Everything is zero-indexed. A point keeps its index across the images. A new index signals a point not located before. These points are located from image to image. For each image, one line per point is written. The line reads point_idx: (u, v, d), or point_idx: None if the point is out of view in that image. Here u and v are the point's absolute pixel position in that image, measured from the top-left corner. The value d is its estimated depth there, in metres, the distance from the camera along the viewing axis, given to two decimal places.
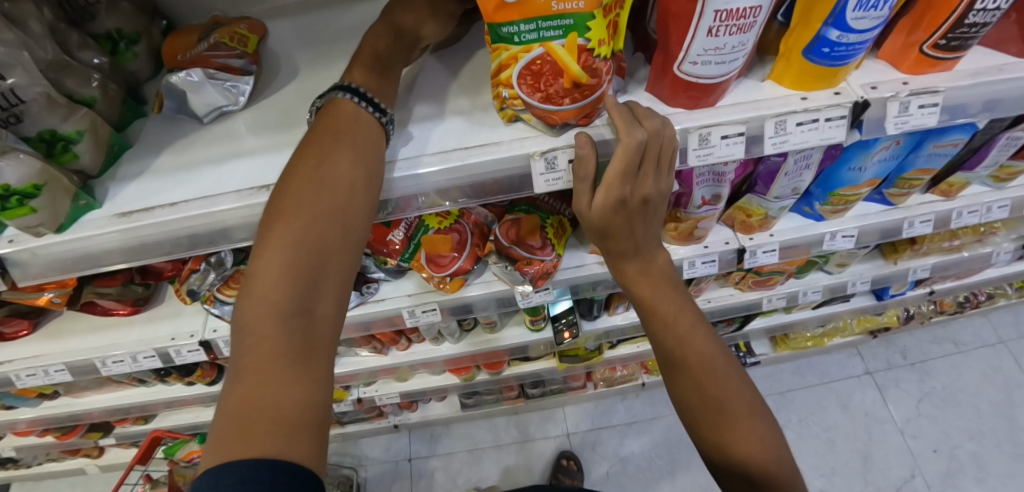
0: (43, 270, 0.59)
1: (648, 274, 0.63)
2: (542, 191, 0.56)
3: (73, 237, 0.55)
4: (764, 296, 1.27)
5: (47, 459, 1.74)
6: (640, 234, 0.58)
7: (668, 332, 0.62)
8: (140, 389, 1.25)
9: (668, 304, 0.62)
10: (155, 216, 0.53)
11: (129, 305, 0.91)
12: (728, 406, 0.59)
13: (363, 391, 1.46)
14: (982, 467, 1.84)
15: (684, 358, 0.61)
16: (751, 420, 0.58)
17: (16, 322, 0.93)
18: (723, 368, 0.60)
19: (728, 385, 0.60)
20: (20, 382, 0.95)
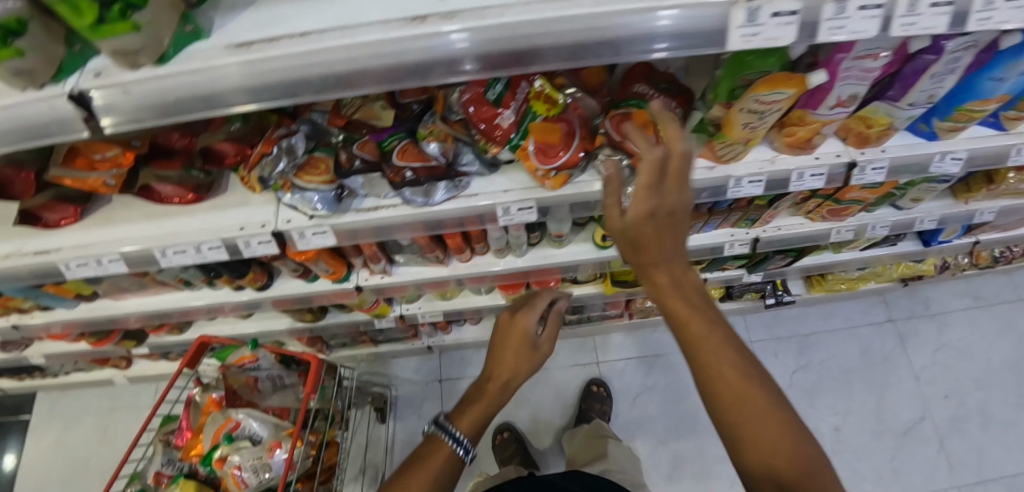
0: (134, 116, 0.51)
1: (678, 288, 0.53)
2: (734, 49, 0.49)
3: (178, 68, 0.48)
4: (833, 228, 1.22)
5: (75, 368, 1.71)
6: (666, 269, 0.52)
7: (706, 364, 0.51)
8: (183, 294, 1.20)
9: (704, 331, 0.52)
10: (283, 48, 0.47)
11: (189, 191, 0.83)
12: (781, 454, 0.47)
13: (405, 307, 1.42)
14: (988, 415, 1.84)
15: (723, 398, 0.50)
16: (817, 485, 0.46)
17: (62, 209, 0.87)
18: (773, 406, 0.49)
19: (783, 433, 0.48)
20: (69, 273, 0.88)
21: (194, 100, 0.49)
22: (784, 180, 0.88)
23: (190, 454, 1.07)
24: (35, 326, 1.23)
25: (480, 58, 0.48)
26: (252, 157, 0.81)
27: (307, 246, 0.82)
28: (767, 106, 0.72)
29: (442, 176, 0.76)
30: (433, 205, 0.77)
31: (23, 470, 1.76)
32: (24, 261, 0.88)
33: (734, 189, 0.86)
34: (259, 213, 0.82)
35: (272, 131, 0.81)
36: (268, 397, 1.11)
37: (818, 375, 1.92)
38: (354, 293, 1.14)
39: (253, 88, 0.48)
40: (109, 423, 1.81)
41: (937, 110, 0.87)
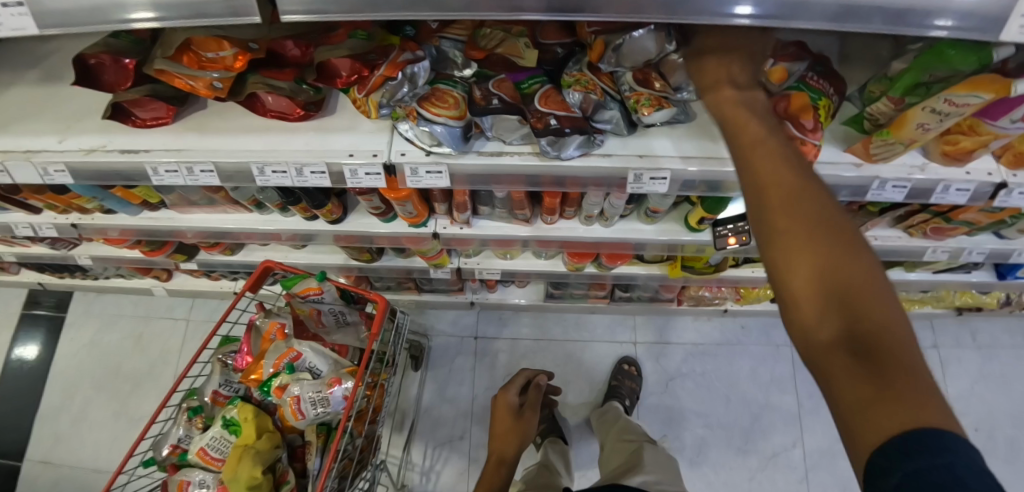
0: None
1: (761, 128, 0.52)
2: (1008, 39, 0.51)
3: None
4: (931, 246, 1.14)
5: (116, 274, 1.70)
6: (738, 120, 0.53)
7: (776, 198, 0.46)
8: (250, 215, 1.15)
9: (787, 169, 0.47)
10: None
11: (299, 108, 0.78)
12: (850, 292, 0.40)
13: (465, 261, 1.37)
14: (1016, 452, 1.78)
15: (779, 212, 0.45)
16: (875, 314, 0.39)
17: (155, 107, 0.81)
18: (856, 252, 0.42)
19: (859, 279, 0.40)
20: (157, 178, 0.84)
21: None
22: (925, 190, 0.82)
23: (247, 378, 1.05)
24: (94, 225, 1.20)
25: None
26: (371, 80, 0.73)
27: (416, 184, 0.78)
28: (954, 108, 0.64)
29: (578, 129, 0.70)
30: (564, 159, 0.72)
31: (58, 363, 1.79)
32: (110, 159, 0.83)
33: (876, 192, 0.80)
34: (370, 142, 0.77)
35: (395, 55, 0.71)
36: (332, 333, 1.08)
37: None
38: (428, 239, 1.10)
39: None
40: (143, 332, 1.81)
41: None
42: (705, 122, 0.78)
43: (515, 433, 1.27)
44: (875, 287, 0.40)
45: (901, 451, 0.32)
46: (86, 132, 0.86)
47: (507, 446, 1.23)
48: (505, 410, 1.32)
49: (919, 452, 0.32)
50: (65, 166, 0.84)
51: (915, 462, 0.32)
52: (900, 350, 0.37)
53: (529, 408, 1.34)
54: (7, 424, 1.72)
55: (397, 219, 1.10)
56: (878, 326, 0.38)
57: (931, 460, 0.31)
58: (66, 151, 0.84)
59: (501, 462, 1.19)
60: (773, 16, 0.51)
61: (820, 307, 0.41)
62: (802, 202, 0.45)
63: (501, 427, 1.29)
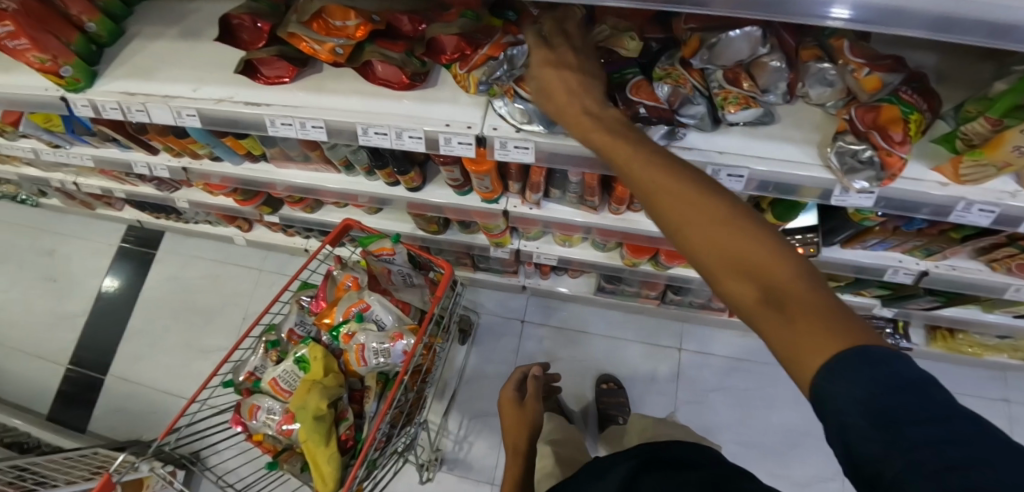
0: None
1: (621, 137, 0.57)
2: None
3: None
4: (1015, 284, 1.08)
5: (204, 220, 1.87)
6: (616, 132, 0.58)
7: (656, 195, 0.49)
8: (338, 177, 1.25)
9: (651, 165, 0.51)
10: None
11: (405, 77, 0.85)
12: (740, 254, 0.43)
13: (525, 244, 1.42)
14: None
15: (660, 201, 0.49)
16: (767, 257, 0.42)
17: (279, 65, 0.90)
18: (732, 215, 0.45)
19: (744, 242, 0.43)
20: (272, 129, 0.94)
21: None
22: (1016, 219, 0.79)
23: (322, 321, 1.15)
24: (201, 170, 1.35)
25: None
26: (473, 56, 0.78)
27: (502, 157, 0.84)
28: None
29: (661, 119, 0.73)
30: None
31: (145, 293, 2.00)
32: (235, 109, 0.94)
33: (961, 214, 0.78)
34: (466, 115, 0.84)
35: (497, 37, 0.77)
36: (399, 290, 1.15)
37: None
38: (497, 216, 1.17)
39: None
40: (220, 275, 1.98)
41: None
42: (788, 126, 0.79)
43: (527, 425, 1.32)
44: (761, 236, 0.43)
45: (854, 389, 0.35)
46: (217, 83, 0.98)
47: (521, 439, 1.29)
48: (521, 401, 1.37)
49: (855, 373, 0.35)
50: (196, 111, 0.96)
51: (854, 383, 0.35)
52: (802, 289, 0.40)
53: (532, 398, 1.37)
54: (100, 340, 1.95)
55: (470, 193, 1.17)
56: (776, 275, 0.41)
57: (870, 380, 0.34)
58: (199, 98, 0.96)
59: (519, 453, 1.25)
60: (882, 23, 0.52)
61: (726, 278, 0.44)
62: (674, 188, 0.48)
63: (516, 422, 1.34)
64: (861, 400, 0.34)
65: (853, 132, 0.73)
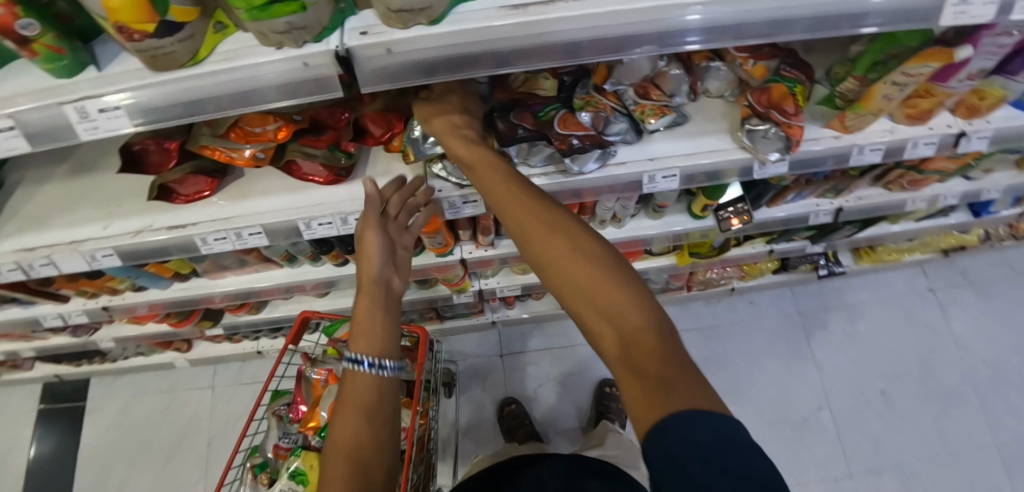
0: (393, 75, 0.52)
1: (503, 177, 0.61)
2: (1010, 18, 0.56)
3: (453, 29, 0.48)
4: (909, 197, 1.25)
5: (135, 352, 1.70)
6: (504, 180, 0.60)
7: (535, 243, 0.53)
8: (281, 271, 1.19)
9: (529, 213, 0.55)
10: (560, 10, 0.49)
11: (329, 171, 0.83)
12: (602, 304, 0.46)
13: (485, 282, 1.43)
14: None
15: (538, 239, 0.53)
16: (619, 301, 0.46)
17: (196, 181, 0.86)
18: (597, 259, 0.49)
19: (603, 297, 0.47)
20: (205, 248, 0.89)
21: (416, 68, 0.51)
22: (897, 150, 0.92)
23: (307, 425, 1.07)
24: (126, 304, 1.23)
25: (687, 32, 0.53)
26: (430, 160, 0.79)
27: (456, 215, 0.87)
28: (909, 78, 0.75)
29: (595, 144, 0.79)
30: (584, 173, 0.82)
31: (83, 453, 1.76)
32: (160, 236, 0.88)
33: (856, 157, 0.90)
34: None
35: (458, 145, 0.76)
36: None
37: (864, 341, 1.93)
38: (456, 266, 1.17)
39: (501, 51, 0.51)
40: (169, 405, 1.80)
41: None
42: (699, 120, 0.87)
43: (369, 456, 0.62)
44: (621, 282, 0.47)
45: (681, 444, 0.35)
46: (130, 215, 0.91)
47: (363, 393, 0.67)
48: (349, 396, 0.67)
49: (681, 427, 0.36)
50: (114, 251, 0.88)
51: (678, 439, 0.35)
52: (643, 335, 0.43)
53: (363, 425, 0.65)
54: None
55: (424, 250, 1.16)
56: (627, 321, 0.45)
57: (697, 438, 0.35)
58: (114, 236, 0.89)
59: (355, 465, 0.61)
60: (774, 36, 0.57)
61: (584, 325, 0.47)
62: (549, 240, 0.51)
63: (360, 336, 0.70)
64: (687, 452, 0.35)
65: (754, 113, 0.81)
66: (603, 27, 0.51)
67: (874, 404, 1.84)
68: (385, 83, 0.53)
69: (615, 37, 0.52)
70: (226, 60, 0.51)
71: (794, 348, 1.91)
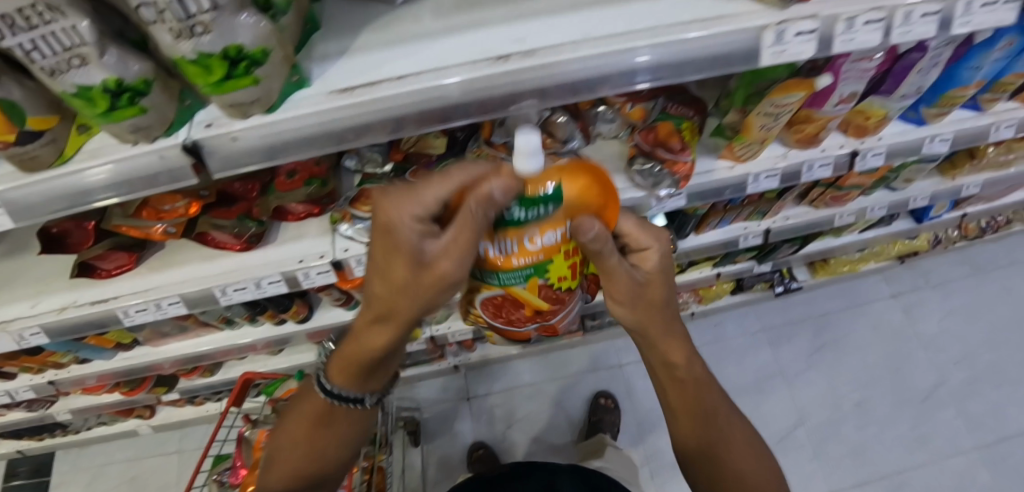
0: (239, 160, 0.55)
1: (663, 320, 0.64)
2: (836, 52, 0.58)
3: (286, 116, 0.52)
4: (836, 213, 1.29)
5: (96, 424, 1.68)
6: (665, 317, 0.64)
7: (677, 388, 0.69)
8: (223, 334, 1.21)
9: (684, 364, 0.68)
10: (382, 90, 0.51)
11: (241, 241, 0.86)
12: (727, 443, 0.71)
13: (436, 329, 1.45)
14: (999, 374, 1.84)
15: (684, 387, 0.69)
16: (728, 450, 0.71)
17: (118, 257, 0.88)
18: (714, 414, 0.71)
19: (725, 430, 0.71)
20: (128, 319, 0.91)
21: (261, 152, 0.54)
22: (795, 174, 0.94)
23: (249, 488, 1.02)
24: (73, 379, 1.23)
25: None
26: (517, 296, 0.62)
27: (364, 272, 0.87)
28: (781, 108, 0.78)
29: None
30: None
31: None
32: (83, 312, 0.90)
33: (753, 184, 0.92)
34: (317, 244, 0.87)
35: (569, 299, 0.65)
36: None
37: (834, 353, 1.91)
38: None
39: (334, 129, 0.53)
40: (134, 476, 1.76)
41: (924, 98, 0.95)
42: None
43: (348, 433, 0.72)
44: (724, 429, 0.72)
45: None
46: (57, 291, 0.93)
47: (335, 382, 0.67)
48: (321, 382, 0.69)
49: None
50: (40, 328, 0.90)
51: None
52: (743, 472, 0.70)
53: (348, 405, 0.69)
54: None
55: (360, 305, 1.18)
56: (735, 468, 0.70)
57: None
58: (41, 313, 0.90)
59: (333, 430, 0.70)
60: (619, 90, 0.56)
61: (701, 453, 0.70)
62: (691, 390, 0.69)
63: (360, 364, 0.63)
64: None
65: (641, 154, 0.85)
66: (434, 97, 0.52)
67: (850, 416, 1.81)
68: (231, 168, 0.55)
69: (451, 104, 0.52)
70: (94, 157, 0.55)
71: (765, 367, 1.90)
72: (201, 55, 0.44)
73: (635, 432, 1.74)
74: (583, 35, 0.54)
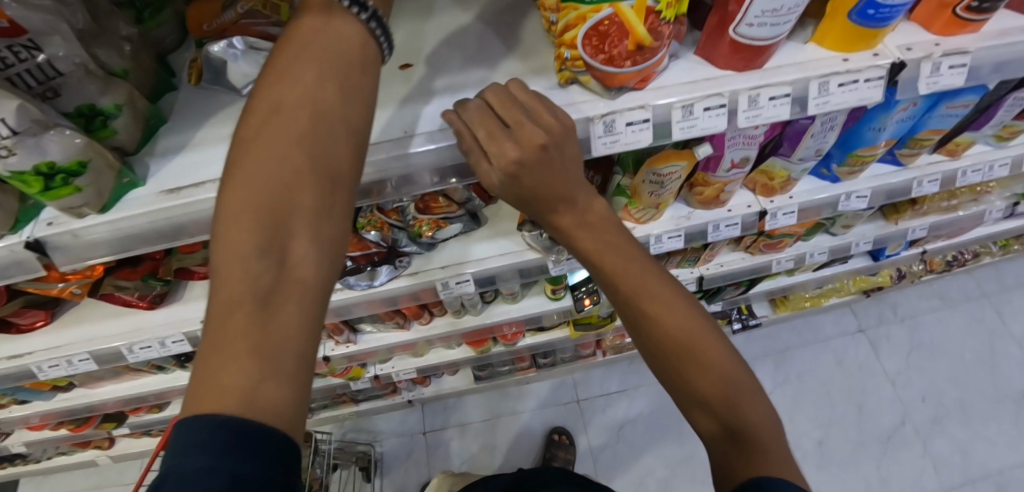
0: (84, 254, 0.58)
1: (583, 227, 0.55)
2: (676, 139, 0.58)
3: (118, 215, 0.55)
4: (773, 258, 1.27)
5: (57, 453, 1.71)
6: (559, 180, 0.51)
7: (630, 300, 0.55)
8: (158, 377, 1.24)
9: (617, 250, 0.55)
10: (206, 192, 0.54)
11: (146, 300, 0.89)
12: (696, 345, 0.54)
13: (379, 368, 1.45)
14: (967, 413, 1.79)
15: (638, 301, 0.55)
16: (707, 363, 0.54)
17: (33, 313, 0.90)
18: (685, 321, 0.55)
19: (696, 338, 0.54)
20: (43, 374, 0.93)
21: (103, 246, 0.57)
22: (702, 232, 0.95)
23: None
24: (15, 419, 1.26)
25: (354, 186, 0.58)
26: None
27: None
28: (665, 177, 0.77)
29: (383, 260, 0.85)
30: (378, 286, 0.85)
31: None
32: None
33: (657, 244, 0.93)
34: None
35: None
36: None
37: (797, 389, 1.87)
38: (322, 363, 1.21)
39: (165, 225, 0.56)
40: None
41: (834, 157, 0.94)
42: (495, 222, 0.92)
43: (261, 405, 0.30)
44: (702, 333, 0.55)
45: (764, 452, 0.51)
46: None
47: (274, 143, 0.34)
48: (240, 163, 0.34)
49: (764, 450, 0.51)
50: None
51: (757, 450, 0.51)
52: (726, 380, 0.54)
53: (311, 232, 0.34)
54: None
55: None
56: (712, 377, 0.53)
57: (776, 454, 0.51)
58: None
59: (261, 301, 0.31)
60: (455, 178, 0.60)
61: (671, 373, 0.56)
62: (655, 308, 0.54)
63: (298, 127, 0.34)
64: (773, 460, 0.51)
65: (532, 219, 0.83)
66: None
67: (811, 455, 1.76)
68: (76, 261, 0.58)
69: None
70: None
71: None
72: (12, 172, 0.47)
73: (589, 470, 1.72)
74: (401, 132, 0.57)
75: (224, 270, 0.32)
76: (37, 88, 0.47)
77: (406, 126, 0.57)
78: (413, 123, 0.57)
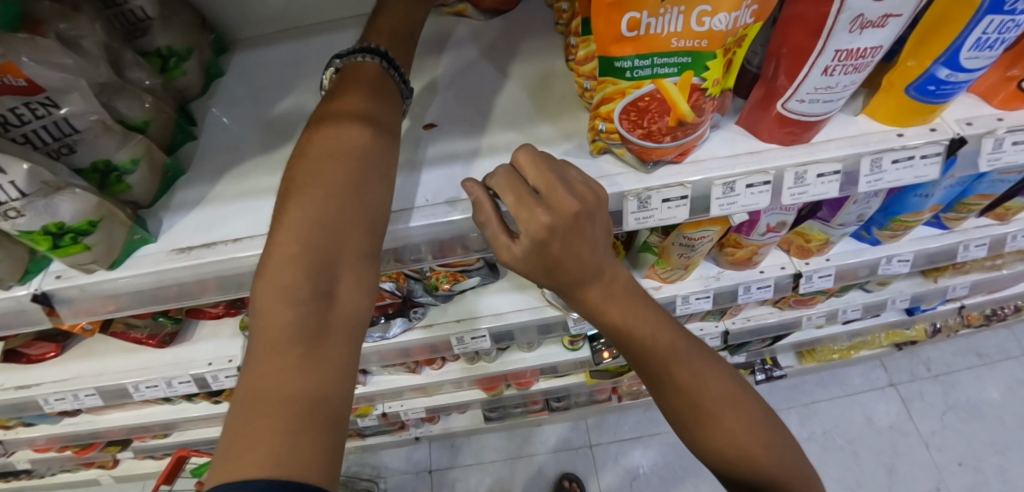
0: (92, 307, 0.56)
1: (619, 301, 0.48)
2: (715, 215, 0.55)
3: (126, 272, 0.53)
4: (803, 314, 1.21)
5: (61, 470, 1.70)
6: (590, 252, 0.44)
7: (667, 377, 0.49)
8: (164, 407, 1.22)
9: (644, 321, 0.48)
10: (217, 253, 0.52)
11: (156, 339, 0.88)
12: (724, 415, 0.49)
13: (387, 406, 1.41)
14: (1008, 482, 1.65)
15: (677, 378, 0.49)
16: (752, 438, 0.49)
17: (42, 345, 0.89)
18: (726, 391, 0.50)
19: (737, 409, 0.50)
20: (48, 406, 0.90)
21: (110, 301, 0.56)
22: (732, 294, 0.90)
23: None
24: (21, 442, 1.25)
25: None
26: None
27: None
28: (695, 241, 0.73)
29: (397, 312, 0.83)
30: (390, 339, 0.83)
31: None
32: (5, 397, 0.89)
33: (683, 305, 0.89)
34: (228, 346, 0.90)
35: None
36: None
37: (823, 446, 1.77)
38: None
39: (172, 284, 0.54)
40: None
41: (874, 220, 0.88)
42: (513, 275, 0.89)
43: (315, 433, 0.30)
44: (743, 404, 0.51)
45: None
46: None
47: (328, 193, 0.39)
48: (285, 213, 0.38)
49: None
50: None
51: None
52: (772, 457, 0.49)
53: (353, 276, 0.37)
54: None
55: None
56: (758, 455, 0.49)
57: None
58: None
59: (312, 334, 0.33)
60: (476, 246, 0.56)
61: (711, 450, 0.50)
62: (695, 384, 0.49)
63: (352, 182, 0.40)
64: None
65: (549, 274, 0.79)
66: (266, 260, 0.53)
67: None
68: (82, 314, 0.57)
69: None
70: None
71: None
72: (20, 231, 0.45)
73: None
74: (421, 199, 0.54)
75: (272, 308, 0.34)
76: (51, 145, 0.47)
77: (422, 192, 0.55)
78: (433, 189, 0.55)
